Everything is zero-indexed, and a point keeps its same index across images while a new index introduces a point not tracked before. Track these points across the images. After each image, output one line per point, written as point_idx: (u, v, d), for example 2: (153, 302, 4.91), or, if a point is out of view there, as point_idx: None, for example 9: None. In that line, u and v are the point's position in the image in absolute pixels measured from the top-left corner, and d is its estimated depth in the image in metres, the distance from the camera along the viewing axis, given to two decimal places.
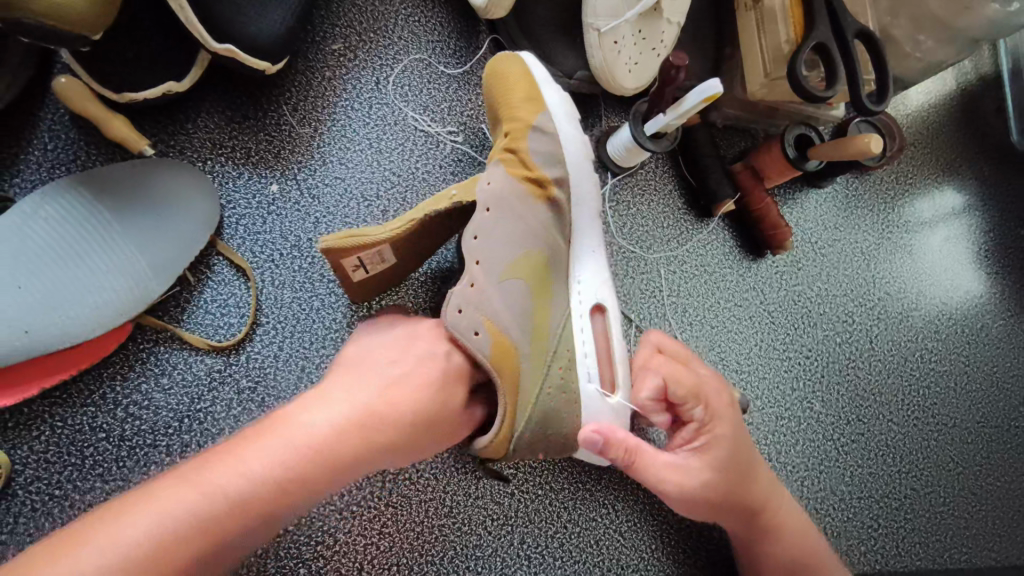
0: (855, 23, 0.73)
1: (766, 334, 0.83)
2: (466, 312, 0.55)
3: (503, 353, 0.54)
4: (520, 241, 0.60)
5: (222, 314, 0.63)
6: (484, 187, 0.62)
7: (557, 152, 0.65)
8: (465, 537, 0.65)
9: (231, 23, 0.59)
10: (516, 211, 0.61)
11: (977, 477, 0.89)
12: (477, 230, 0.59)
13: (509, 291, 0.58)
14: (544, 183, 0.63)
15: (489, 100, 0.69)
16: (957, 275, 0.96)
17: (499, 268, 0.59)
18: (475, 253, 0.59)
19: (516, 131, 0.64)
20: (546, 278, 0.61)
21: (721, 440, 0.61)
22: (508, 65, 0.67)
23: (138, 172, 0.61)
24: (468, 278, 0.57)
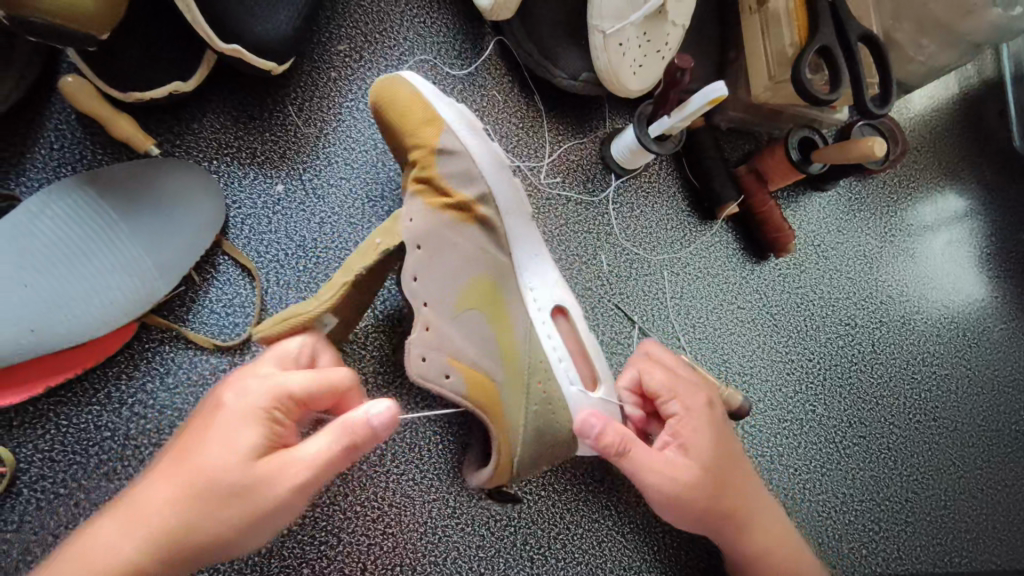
0: (860, 26, 0.73)
1: (769, 336, 0.84)
2: (431, 359, 0.57)
3: (474, 389, 0.57)
4: (461, 272, 0.60)
5: (227, 314, 0.64)
6: (408, 225, 0.59)
7: (471, 170, 0.61)
8: (468, 538, 0.65)
9: (237, 23, 0.60)
10: (449, 241, 0.60)
11: (978, 481, 0.89)
12: (414, 272, 0.58)
13: (464, 323, 0.59)
14: (466, 204, 0.61)
15: (385, 127, 0.65)
16: (959, 278, 0.96)
17: (450, 303, 0.59)
18: (420, 295, 0.58)
19: (425, 159, 0.61)
20: (497, 298, 0.61)
21: (700, 435, 0.61)
22: (397, 88, 0.63)
23: (145, 172, 0.61)
24: (422, 324, 0.58)
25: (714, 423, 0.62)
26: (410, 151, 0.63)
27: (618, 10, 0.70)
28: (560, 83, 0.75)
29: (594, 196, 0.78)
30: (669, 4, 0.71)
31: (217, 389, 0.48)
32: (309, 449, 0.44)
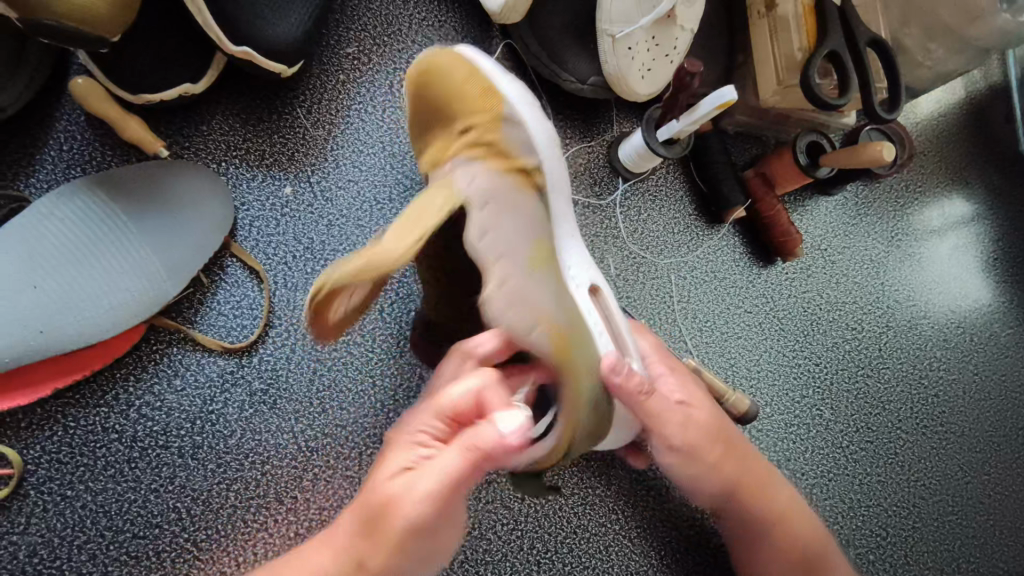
0: (868, 31, 0.73)
1: (776, 340, 0.83)
2: (516, 312, 0.46)
3: (563, 355, 0.47)
4: (529, 232, 0.49)
5: (235, 316, 0.63)
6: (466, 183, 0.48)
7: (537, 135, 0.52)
8: (475, 542, 0.65)
9: (246, 25, 0.60)
10: (512, 204, 0.49)
11: (985, 486, 0.89)
12: (482, 221, 0.47)
13: (539, 281, 0.48)
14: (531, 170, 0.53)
15: (434, 89, 0.55)
16: (966, 282, 0.96)
17: (524, 258, 0.48)
18: (489, 249, 0.46)
19: (485, 127, 0.52)
20: (558, 268, 0.52)
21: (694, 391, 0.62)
22: (446, 59, 0.55)
23: (157, 174, 0.61)
24: (496, 277, 0.46)
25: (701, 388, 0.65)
26: (464, 116, 0.53)
27: (626, 14, 0.70)
28: (568, 86, 0.74)
29: (601, 199, 0.78)
30: (678, 8, 0.71)
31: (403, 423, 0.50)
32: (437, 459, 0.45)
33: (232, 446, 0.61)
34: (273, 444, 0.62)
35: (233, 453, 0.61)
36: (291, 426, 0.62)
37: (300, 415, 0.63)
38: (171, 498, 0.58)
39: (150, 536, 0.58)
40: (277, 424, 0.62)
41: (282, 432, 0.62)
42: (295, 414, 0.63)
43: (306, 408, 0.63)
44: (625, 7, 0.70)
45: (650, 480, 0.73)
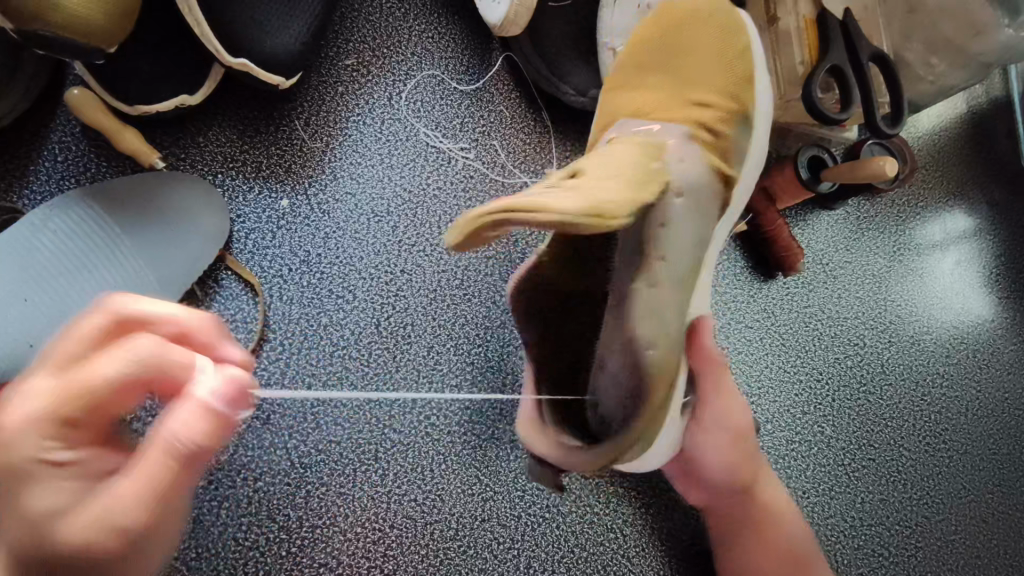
0: (871, 46, 0.72)
1: (777, 356, 0.83)
2: (643, 325, 0.51)
3: (666, 369, 0.52)
4: (696, 244, 0.56)
5: (229, 329, 0.63)
6: (678, 167, 0.56)
7: (745, 148, 0.62)
8: (470, 561, 0.64)
9: (246, 36, 0.59)
10: (703, 209, 0.57)
11: (989, 505, 0.88)
12: (667, 219, 0.53)
13: (679, 291, 0.54)
14: (723, 180, 0.59)
15: (682, 76, 0.62)
16: (969, 298, 0.95)
17: (680, 273, 0.55)
18: (662, 248, 0.53)
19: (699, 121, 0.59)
20: (697, 291, 0.59)
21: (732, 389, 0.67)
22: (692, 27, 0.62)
23: (155, 188, 0.61)
24: (652, 275, 0.52)
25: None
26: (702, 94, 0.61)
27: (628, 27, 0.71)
28: (568, 100, 0.74)
29: None
30: None
31: None
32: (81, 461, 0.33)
33: (224, 463, 0.60)
34: (266, 460, 0.61)
35: (225, 470, 0.60)
36: (284, 442, 0.62)
37: (293, 431, 0.62)
38: None
39: None
40: (270, 440, 0.61)
41: (274, 448, 0.61)
42: (288, 430, 0.62)
43: (300, 424, 0.62)
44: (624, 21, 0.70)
45: (648, 498, 0.72)
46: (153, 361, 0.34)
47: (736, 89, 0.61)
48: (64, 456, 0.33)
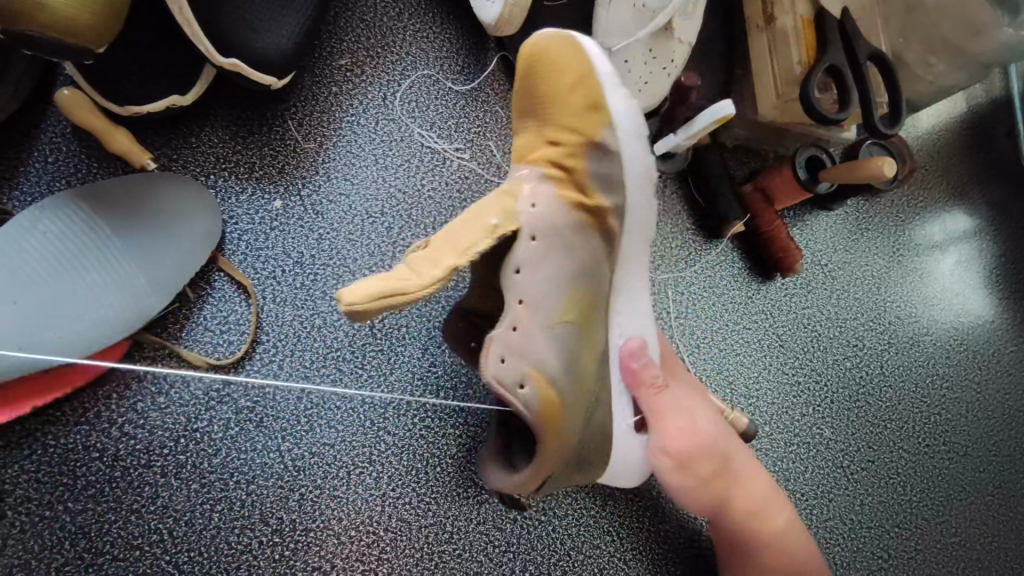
0: (869, 45, 0.72)
1: (776, 358, 0.82)
2: (510, 360, 0.53)
3: (547, 405, 0.54)
4: (570, 278, 0.57)
5: (222, 331, 0.62)
6: (530, 212, 0.55)
7: (616, 176, 0.59)
8: (465, 564, 0.63)
9: (237, 36, 0.58)
10: (570, 244, 0.57)
11: (989, 507, 0.87)
12: (520, 262, 0.55)
13: (558, 334, 0.56)
14: (602, 211, 0.59)
15: (536, 96, 0.59)
16: (968, 299, 0.95)
17: (549, 309, 0.56)
18: (519, 291, 0.54)
19: (573, 147, 0.58)
20: (594, 317, 0.59)
21: (701, 400, 0.65)
22: (554, 47, 0.58)
23: (147, 189, 0.60)
24: (511, 320, 0.54)
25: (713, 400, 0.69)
26: (563, 124, 0.58)
27: (622, 27, 0.69)
28: None
29: None
30: (676, 21, 0.70)
31: None
32: None
33: (216, 466, 0.59)
34: (258, 463, 0.60)
35: (217, 473, 0.59)
36: (277, 445, 0.61)
37: (287, 433, 0.61)
38: (153, 520, 0.57)
39: (131, 558, 0.56)
40: (263, 442, 0.61)
41: (267, 451, 0.61)
42: (281, 433, 0.61)
43: (293, 427, 0.62)
44: (621, 19, 0.69)
45: (645, 501, 0.71)
46: None
47: (585, 117, 0.58)
48: None
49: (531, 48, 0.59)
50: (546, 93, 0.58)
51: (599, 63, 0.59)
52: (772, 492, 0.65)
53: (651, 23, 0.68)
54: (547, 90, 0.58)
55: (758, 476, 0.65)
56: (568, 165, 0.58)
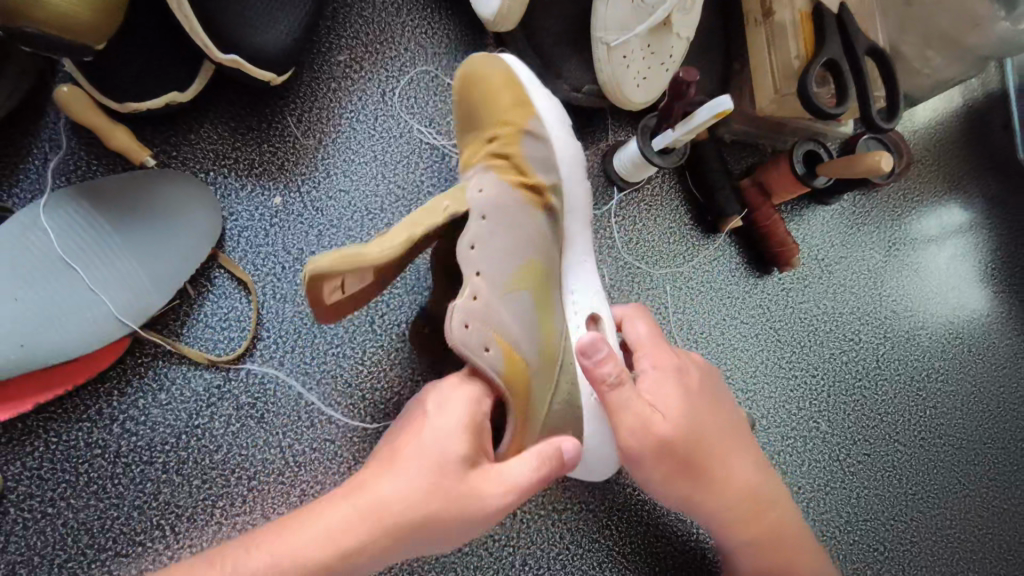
0: (866, 40, 0.72)
1: (772, 352, 0.82)
2: (474, 327, 0.51)
3: (513, 371, 0.52)
4: (520, 249, 0.58)
5: (222, 328, 0.62)
6: (479, 195, 0.57)
7: (551, 157, 0.62)
8: (465, 558, 0.64)
9: (236, 32, 0.58)
10: (518, 219, 0.58)
11: (984, 499, 0.88)
12: (473, 237, 0.55)
13: (516, 302, 0.56)
14: (539, 190, 0.61)
15: (467, 103, 0.63)
16: (963, 293, 0.95)
17: (504, 279, 0.56)
18: (475, 264, 0.54)
19: (509, 135, 0.60)
20: (545, 289, 0.60)
21: (676, 388, 0.58)
22: (493, 63, 0.62)
23: (145, 185, 0.60)
24: (470, 291, 0.53)
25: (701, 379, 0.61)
26: (498, 119, 0.61)
27: (621, 21, 0.69)
28: (562, 95, 0.73)
29: (596, 210, 0.77)
30: (674, 16, 0.70)
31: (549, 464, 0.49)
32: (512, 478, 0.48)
33: (218, 462, 0.60)
34: (260, 459, 0.60)
35: (219, 469, 0.59)
36: (279, 441, 0.61)
37: (288, 430, 0.62)
38: (155, 515, 0.57)
39: (134, 554, 0.56)
40: (265, 439, 0.61)
41: (268, 447, 0.61)
42: (282, 429, 0.62)
43: (294, 423, 0.62)
44: (620, 14, 0.69)
45: (644, 495, 0.72)
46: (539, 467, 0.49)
47: (515, 109, 0.61)
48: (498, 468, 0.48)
49: (461, 69, 0.64)
50: (481, 93, 0.62)
51: (518, 69, 0.62)
52: (754, 488, 0.60)
53: (650, 17, 0.68)
54: (481, 90, 0.62)
55: (736, 471, 0.59)
56: (505, 154, 0.60)
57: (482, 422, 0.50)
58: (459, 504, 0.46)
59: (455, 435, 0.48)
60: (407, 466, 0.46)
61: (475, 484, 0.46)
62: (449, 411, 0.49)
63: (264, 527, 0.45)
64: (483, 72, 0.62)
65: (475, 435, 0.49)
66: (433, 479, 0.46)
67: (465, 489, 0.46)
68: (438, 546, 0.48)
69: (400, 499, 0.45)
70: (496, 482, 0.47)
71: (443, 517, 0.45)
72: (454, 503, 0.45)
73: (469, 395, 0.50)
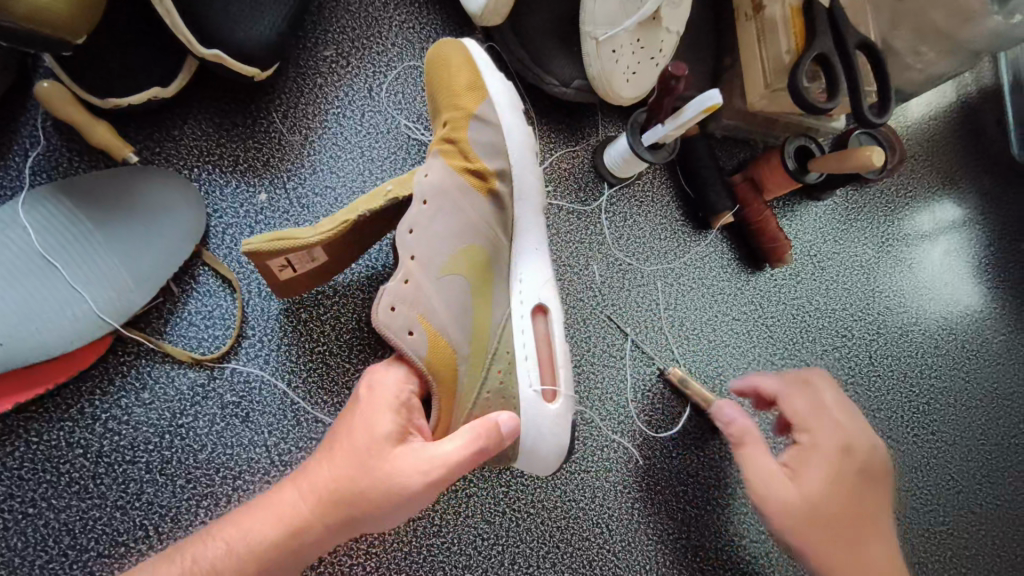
0: (857, 34, 0.72)
1: (764, 349, 0.82)
2: (400, 310, 0.53)
3: (439, 353, 0.53)
4: (458, 234, 0.58)
5: (207, 326, 0.62)
6: (421, 180, 0.58)
7: (499, 143, 0.62)
8: (453, 558, 0.63)
9: (218, 26, 0.58)
10: (457, 205, 0.59)
11: (977, 497, 0.88)
12: (412, 223, 0.56)
13: (447, 286, 0.57)
14: (485, 175, 0.61)
15: (430, 90, 0.65)
16: (955, 288, 0.95)
17: (438, 262, 0.57)
18: (411, 247, 0.56)
19: (456, 121, 0.61)
20: (486, 276, 0.60)
21: (825, 468, 0.57)
22: (449, 50, 0.63)
23: (127, 180, 0.59)
24: (402, 274, 0.55)
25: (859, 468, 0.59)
26: (449, 106, 0.62)
27: (610, 15, 0.68)
28: (551, 90, 0.73)
29: (586, 205, 0.76)
30: (663, 10, 0.70)
31: (484, 438, 0.48)
32: (440, 458, 0.46)
33: (202, 461, 0.59)
34: (245, 459, 0.60)
35: (203, 468, 0.59)
36: (264, 440, 0.61)
37: (274, 429, 0.61)
38: (138, 515, 0.57)
39: (116, 555, 0.55)
40: (250, 438, 0.60)
41: (254, 446, 0.60)
42: (268, 428, 0.61)
43: (280, 422, 0.61)
44: (609, 9, 0.68)
45: (634, 493, 0.71)
46: (471, 442, 0.47)
47: (463, 96, 0.61)
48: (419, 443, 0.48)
49: (427, 54, 0.66)
50: (438, 81, 0.63)
51: (476, 54, 0.64)
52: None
53: (638, 12, 0.67)
54: (438, 78, 0.63)
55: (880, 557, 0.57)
56: (452, 138, 0.61)
57: (411, 401, 0.51)
58: (382, 483, 0.45)
59: (381, 401, 0.49)
60: (340, 449, 0.47)
61: (398, 462, 0.46)
62: (380, 394, 0.50)
63: (220, 519, 0.47)
64: (443, 59, 0.63)
65: (400, 408, 0.49)
66: (360, 461, 0.46)
67: (387, 467, 0.45)
68: (384, 524, 0.47)
69: (330, 480, 0.45)
70: (419, 458, 0.46)
71: (368, 495, 0.45)
72: (377, 479, 0.45)
73: (396, 380, 0.51)
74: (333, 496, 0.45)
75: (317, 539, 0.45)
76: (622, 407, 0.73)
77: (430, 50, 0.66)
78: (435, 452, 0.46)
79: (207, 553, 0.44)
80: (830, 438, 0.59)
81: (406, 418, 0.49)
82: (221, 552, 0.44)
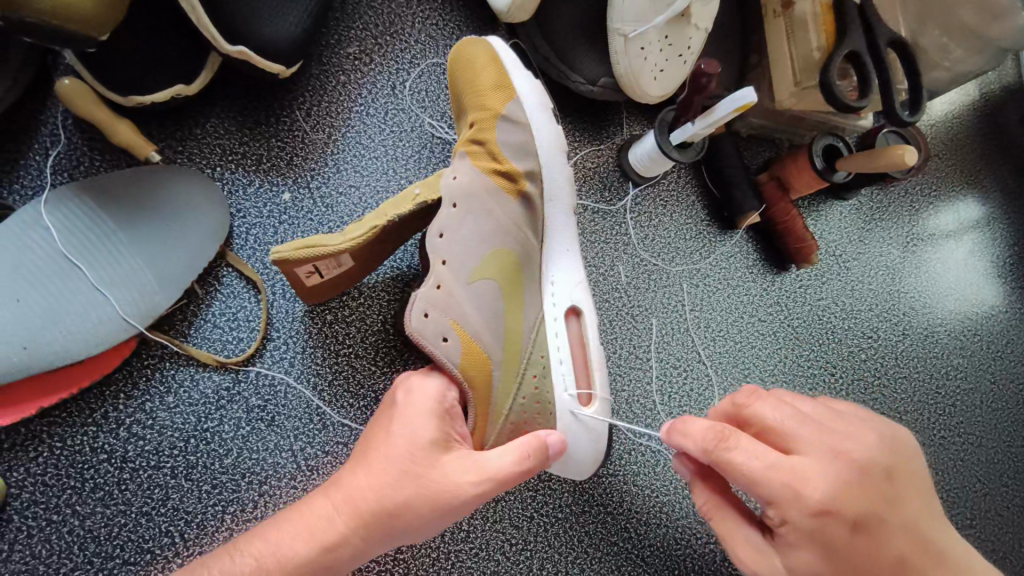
0: (889, 31, 0.70)
1: (790, 349, 0.81)
2: (433, 316, 0.52)
3: (471, 360, 0.52)
4: (489, 237, 0.57)
5: (231, 328, 0.60)
6: (450, 182, 0.57)
7: (527, 143, 0.61)
8: (482, 563, 0.62)
9: (243, 22, 0.56)
10: (487, 207, 0.58)
11: (1004, 499, 0.86)
12: (441, 227, 0.55)
13: (478, 292, 0.55)
14: (514, 177, 0.59)
15: (455, 89, 0.64)
16: (979, 288, 0.94)
17: (468, 267, 0.55)
18: (441, 252, 0.55)
19: (484, 121, 0.60)
20: (518, 279, 0.58)
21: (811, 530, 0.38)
22: (475, 49, 0.62)
23: (151, 181, 0.58)
24: (433, 278, 0.53)
25: (864, 485, 0.39)
26: (476, 107, 0.60)
27: (640, 11, 0.67)
28: (577, 88, 0.72)
29: (612, 205, 0.75)
30: (692, 7, 0.69)
31: (531, 450, 0.47)
32: (488, 469, 0.45)
33: (228, 466, 0.58)
34: (272, 463, 0.59)
35: (229, 473, 0.58)
36: (290, 444, 0.60)
37: (300, 433, 0.60)
38: (164, 522, 0.55)
39: (142, 562, 0.54)
40: (276, 442, 0.59)
41: (280, 451, 0.59)
42: (294, 432, 0.60)
43: (306, 426, 0.60)
44: (639, 4, 0.67)
45: (662, 497, 0.70)
46: (519, 454, 0.47)
47: (490, 97, 0.60)
48: (462, 452, 0.47)
49: (451, 51, 0.65)
50: (465, 81, 0.62)
51: (502, 54, 0.63)
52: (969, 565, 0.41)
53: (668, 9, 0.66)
54: (465, 79, 0.62)
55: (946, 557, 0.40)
56: (480, 140, 0.59)
57: (452, 408, 0.50)
58: (427, 495, 0.44)
59: (418, 406, 0.48)
60: (377, 457, 0.46)
61: (444, 472, 0.45)
62: (418, 400, 0.49)
63: (248, 531, 0.46)
64: (469, 60, 0.62)
65: (438, 413, 0.48)
66: (400, 471, 0.45)
67: (433, 477, 0.45)
68: (424, 534, 0.47)
69: (370, 491, 0.44)
70: (464, 470, 0.45)
71: (413, 506, 0.44)
72: (420, 491, 0.44)
73: (436, 387, 0.50)
74: (372, 507, 0.44)
75: (355, 552, 0.44)
76: (649, 409, 0.72)
77: (453, 49, 0.64)
78: (481, 464, 0.46)
79: (237, 570, 0.43)
80: (802, 478, 0.38)
81: (446, 425, 0.48)
82: (253, 569, 0.42)
